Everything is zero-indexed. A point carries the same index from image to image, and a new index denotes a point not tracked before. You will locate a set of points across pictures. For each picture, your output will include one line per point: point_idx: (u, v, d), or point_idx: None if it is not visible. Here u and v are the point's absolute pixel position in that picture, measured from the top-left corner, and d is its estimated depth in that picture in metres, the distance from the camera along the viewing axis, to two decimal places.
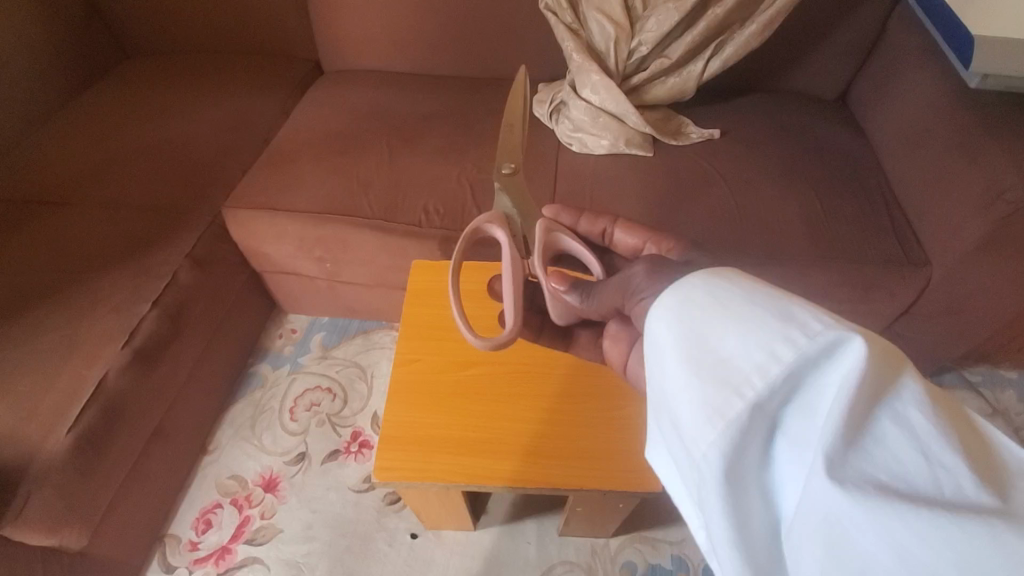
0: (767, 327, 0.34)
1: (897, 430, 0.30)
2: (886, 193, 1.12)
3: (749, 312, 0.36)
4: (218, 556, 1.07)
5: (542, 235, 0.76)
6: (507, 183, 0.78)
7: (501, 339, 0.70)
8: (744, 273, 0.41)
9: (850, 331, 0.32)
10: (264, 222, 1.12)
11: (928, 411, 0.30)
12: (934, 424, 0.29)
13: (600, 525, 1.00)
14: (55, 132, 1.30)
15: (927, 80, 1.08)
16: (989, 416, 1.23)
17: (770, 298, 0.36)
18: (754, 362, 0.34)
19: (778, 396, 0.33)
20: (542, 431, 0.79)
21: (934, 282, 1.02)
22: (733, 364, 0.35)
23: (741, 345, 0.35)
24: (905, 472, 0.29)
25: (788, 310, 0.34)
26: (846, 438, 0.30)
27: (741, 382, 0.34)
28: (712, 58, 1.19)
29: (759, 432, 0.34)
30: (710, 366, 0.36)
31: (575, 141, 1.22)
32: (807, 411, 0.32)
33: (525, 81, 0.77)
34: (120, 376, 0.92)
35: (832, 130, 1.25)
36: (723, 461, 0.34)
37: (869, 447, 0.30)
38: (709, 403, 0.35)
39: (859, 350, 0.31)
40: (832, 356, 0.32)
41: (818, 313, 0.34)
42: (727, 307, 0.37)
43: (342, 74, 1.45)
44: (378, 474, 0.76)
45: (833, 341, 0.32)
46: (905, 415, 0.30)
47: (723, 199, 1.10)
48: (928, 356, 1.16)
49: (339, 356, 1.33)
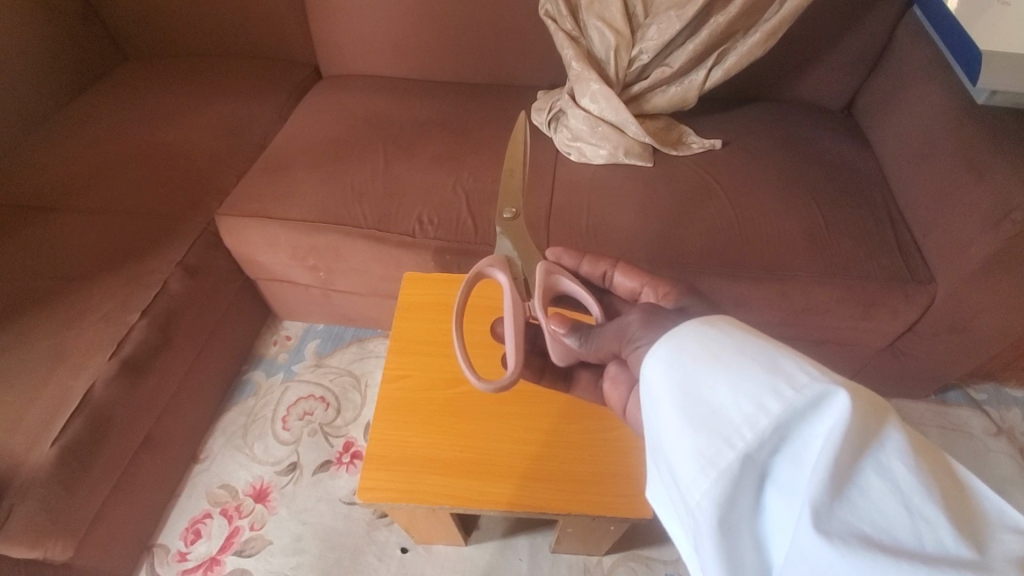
0: (756, 378, 0.33)
1: (880, 483, 0.29)
2: (891, 207, 1.09)
3: (739, 363, 0.35)
4: (206, 567, 1.06)
5: (542, 279, 0.73)
6: (508, 227, 0.78)
7: (502, 382, 0.68)
8: (734, 321, 0.40)
9: (836, 384, 0.31)
10: (256, 229, 1.10)
11: (910, 463, 0.30)
12: (917, 478, 0.29)
13: (592, 544, 0.98)
14: (51, 135, 1.30)
15: (934, 93, 1.06)
16: (994, 435, 1.20)
17: (760, 348, 0.35)
18: (744, 412, 0.33)
19: (767, 446, 0.32)
20: (533, 453, 0.78)
21: (939, 300, 0.99)
22: (724, 413, 0.34)
23: (732, 395, 0.34)
24: (888, 525, 0.29)
25: (776, 361, 0.34)
26: (832, 490, 0.29)
27: (732, 432, 0.33)
28: (714, 67, 1.17)
29: (751, 483, 0.33)
30: (700, 414, 0.35)
31: (575, 150, 1.20)
32: (795, 460, 0.31)
33: (526, 126, 0.77)
34: (108, 386, 0.91)
35: (836, 141, 1.22)
36: (715, 512, 0.32)
37: (853, 498, 0.29)
38: (700, 452, 0.34)
39: (844, 405, 0.30)
40: (819, 408, 0.31)
41: (805, 364, 0.33)
42: (717, 355, 0.36)
43: (340, 80, 1.44)
44: (362, 493, 0.75)
45: (819, 394, 0.31)
46: (888, 467, 0.30)
47: (723, 212, 1.08)
48: (930, 374, 1.14)
49: (333, 364, 1.32)
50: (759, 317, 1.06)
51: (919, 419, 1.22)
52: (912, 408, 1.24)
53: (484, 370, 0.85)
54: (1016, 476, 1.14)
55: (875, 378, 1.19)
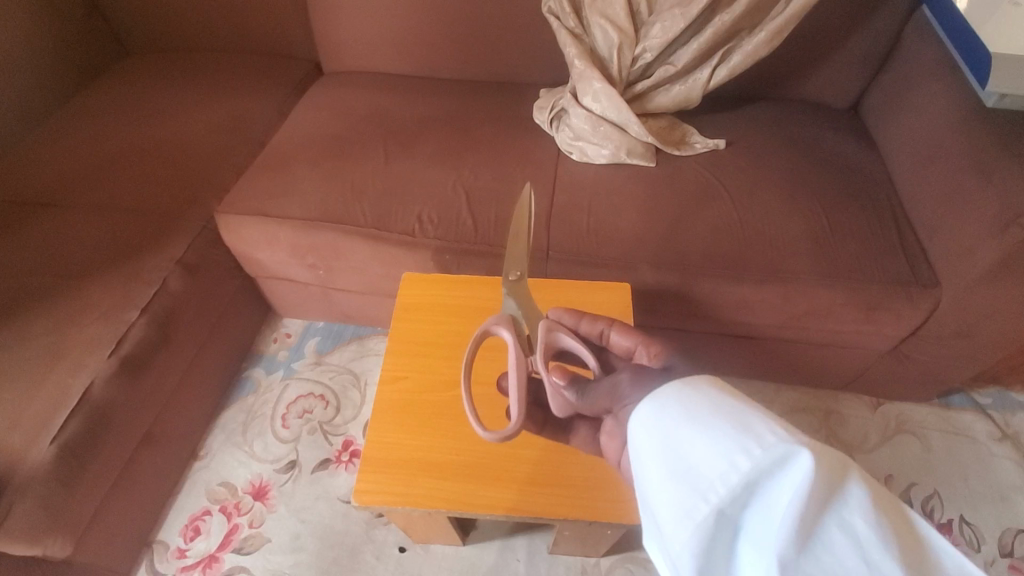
0: (727, 437, 0.33)
1: (843, 539, 0.29)
2: (896, 209, 1.07)
3: (712, 421, 0.35)
4: (206, 564, 1.06)
5: (542, 335, 0.72)
6: (513, 288, 0.78)
7: (507, 431, 0.67)
8: (714, 377, 0.40)
9: (801, 444, 0.30)
10: (256, 228, 1.10)
11: (872, 519, 0.30)
12: (877, 533, 0.29)
13: (591, 546, 0.97)
14: (52, 130, 1.30)
15: (943, 94, 1.04)
16: (998, 440, 1.18)
17: (733, 407, 0.35)
18: (715, 468, 0.32)
19: (739, 502, 0.32)
20: (529, 458, 0.77)
21: (944, 305, 0.98)
22: (697, 469, 0.34)
23: (706, 452, 0.33)
24: None
25: (747, 420, 0.33)
26: (797, 544, 0.29)
27: (706, 487, 0.32)
28: (719, 66, 1.16)
29: (726, 538, 0.32)
30: (678, 469, 0.35)
31: (576, 149, 1.18)
32: (762, 516, 0.31)
33: (529, 196, 0.80)
34: (107, 384, 0.91)
35: (841, 142, 1.21)
36: (691, 564, 0.33)
37: (818, 553, 0.30)
38: (678, 506, 0.34)
39: (807, 467, 0.30)
40: (785, 469, 0.30)
41: (774, 422, 0.32)
42: (693, 414, 0.36)
43: (341, 76, 1.43)
44: (359, 496, 0.75)
45: (784, 455, 0.30)
46: (851, 523, 0.30)
47: (726, 213, 1.07)
48: (934, 378, 1.13)
49: (333, 363, 1.32)
50: (759, 320, 1.05)
51: (922, 423, 1.21)
52: (915, 411, 1.22)
53: (493, 425, 0.80)
54: (1021, 481, 1.13)
55: (878, 381, 1.18)
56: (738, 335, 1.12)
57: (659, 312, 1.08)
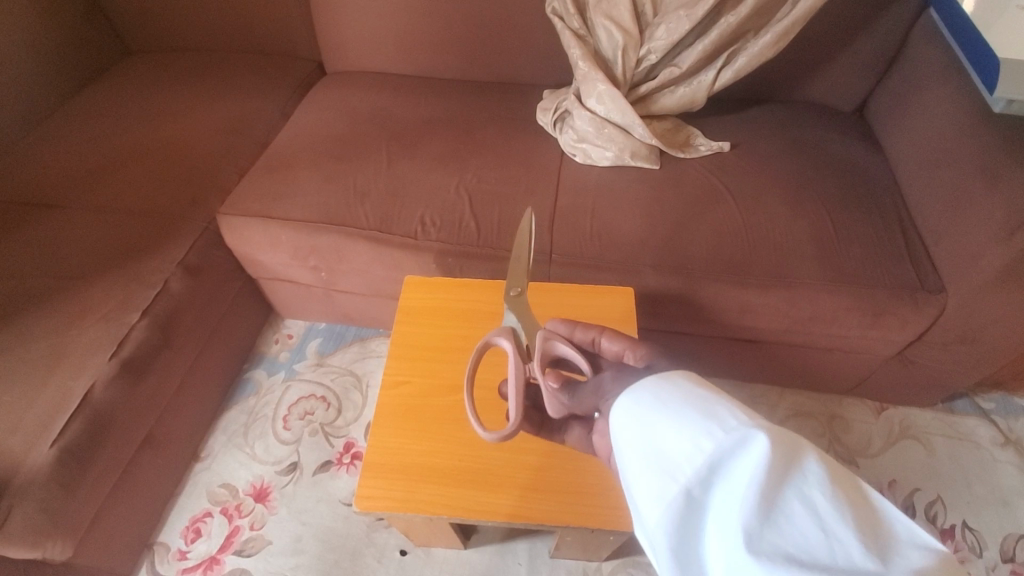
0: (696, 423, 0.37)
1: (800, 509, 0.32)
2: (902, 214, 1.07)
3: (682, 409, 0.39)
4: (206, 566, 1.06)
5: (539, 345, 0.71)
6: (514, 303, 0.79)
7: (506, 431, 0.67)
8: (689, 375, 0.44)
9: (758, 427, 0.35)
10: (258, 230, 1.10)
11: (826, 491, 0.33)
12: (830, 503, 0.32)
13: (593, 551, 0.97)
14: (54, 130, 1.30)
15: (950, 98, 1.03)
16: (1001, 445, 1.18)
17: (703, 398, 0.39)
18: (686, 452, 0.36)
19: (705, 480, 0.35)
20: (532, 463, 0.77)
21: (949, 311, 0.97)
22: (669, 453, 0.38)
23: (677, 437, 0.38)
24: (806, 544, 0.32)
25: (713, 409, 0.38)
26: (758, 513, 0.32)
27: (678, 468, 0.37)
28: (724, 68, 1.15)
29: (697, 516, 0.36)
30: (654, 455, 0.39)
31: (579, 151, 1.18)
32: (726, 491, 0.34)
33: (529, 214, 0.82)
34: (108, 387, 0.91)
35: (847, 145, 1.20)
36: (665, 539, 0.36)
37: (779, 522, 0.32)
38: (653, 486, 0.38)
39: (764, 445, 0.34)
40: (742, 448, 0.34)
41: (736, 412, 0.37)
42: (666, 404, 0.41)
43: (344, 76, 1.43)
44: (359, 502, 0.74)
45: (744, 436, 0.35)
46: (808, 495, 0.33)
47: (731, 216, 1.06)
48: (938, 384, 1.12)
49: (334, 364, 1.32)
50: (763, 324, 1.05)
51: (925, 428, 1.20)
52: (919, 416, 1.22)
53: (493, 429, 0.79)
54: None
55: (882, 386, 1.17)
56: (742, 339, 1.11)
57: (662, 315, 1.08)
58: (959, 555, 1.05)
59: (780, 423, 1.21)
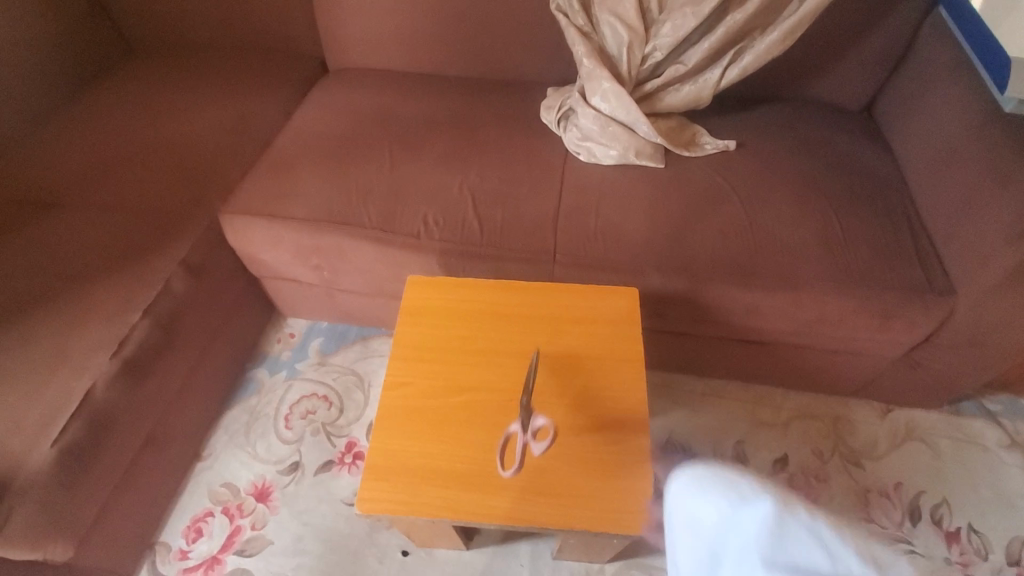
0: (717, 492, 0.51)
1: (801, 543, 0.45)
2: (910, 214, 1.05)
3: (707, 485, 0.53)
4: (208, 566, 1.05)
5: None
6: None
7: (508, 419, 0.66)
8: None
9: (758, 492, 0.48)
10: (260, 228, 1.09)
11: (817, 522, 0.45)
12: (824, 533, 0.45)
13: (596, 553, 0.96)
14: (57, 128, 1.29)
15: (960, 96, 1.02)
16: (1008, 447, 1.17)
17: (720, 470, 0.53)
18: (716, 518, 0.51)
19: (732, 535, 0.49)
20: (535, 466, 0.76)
21: (958, 313, 0.96)
22: (704, 519, 0.52)
23: (709, 507, 0.52)
24: (812, 565, 0.44)
25: (727, 478, 0.52)
26: (770, 551, 0.45)
27: (713, 532, 0.51)
28: (730, 66, 1.14)
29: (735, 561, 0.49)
30: (697, 524, 0.53)
31: (584, 150, 1.16)
32: (744, 539, 0.48)
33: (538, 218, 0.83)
34: (109, 387, 0.91)
35: (854, 144, 1.19)
36: None
37: (786, 552, 0.45)
38: (702, 548, 0.52)
39: (762, 505, 0.47)
40: (752, 509, 0.48)
41: (744, 479, 0.51)
42: (694, 481, 0.54)
43: (347, 73, 1.42)
44: (361, 504, 0.74)
45: (750, 499, 0.48)
46: (804, 531, 0.45)
47: (737, 216, 1.05)
48: (945, 386, 1.11)
49: (336, 363, 1.31)
50: (769, 326, 1.04)
51: (932, 430, 1.19)
52: (926, 418, 1.21)
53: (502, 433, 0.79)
54: None
55: (888, 388, 1.16)
56: (748, 341, 1.10)
57: (667, 316, 1.07)
58: (965, 559, 1.04)
59: (785, 425, 1.20)
